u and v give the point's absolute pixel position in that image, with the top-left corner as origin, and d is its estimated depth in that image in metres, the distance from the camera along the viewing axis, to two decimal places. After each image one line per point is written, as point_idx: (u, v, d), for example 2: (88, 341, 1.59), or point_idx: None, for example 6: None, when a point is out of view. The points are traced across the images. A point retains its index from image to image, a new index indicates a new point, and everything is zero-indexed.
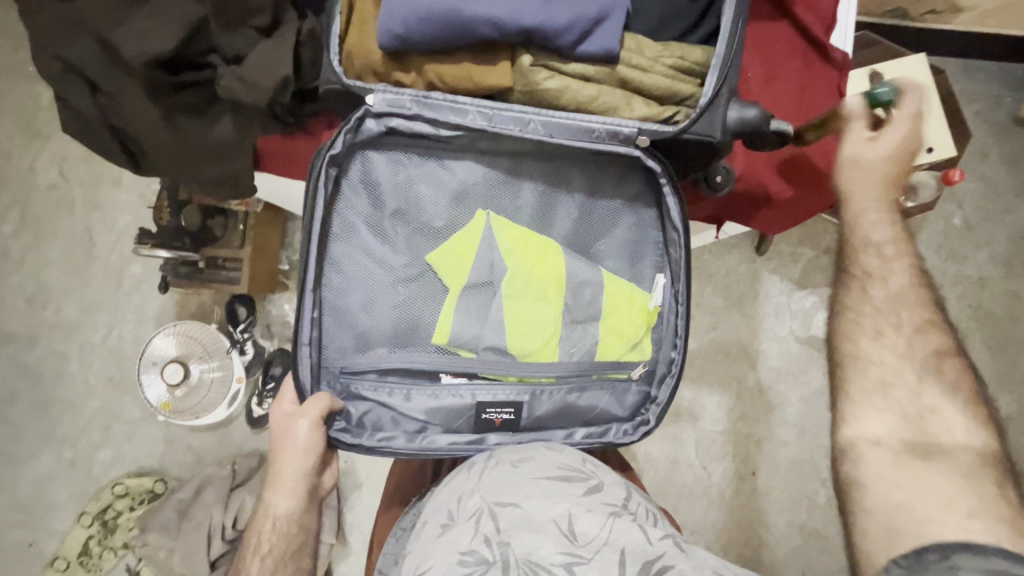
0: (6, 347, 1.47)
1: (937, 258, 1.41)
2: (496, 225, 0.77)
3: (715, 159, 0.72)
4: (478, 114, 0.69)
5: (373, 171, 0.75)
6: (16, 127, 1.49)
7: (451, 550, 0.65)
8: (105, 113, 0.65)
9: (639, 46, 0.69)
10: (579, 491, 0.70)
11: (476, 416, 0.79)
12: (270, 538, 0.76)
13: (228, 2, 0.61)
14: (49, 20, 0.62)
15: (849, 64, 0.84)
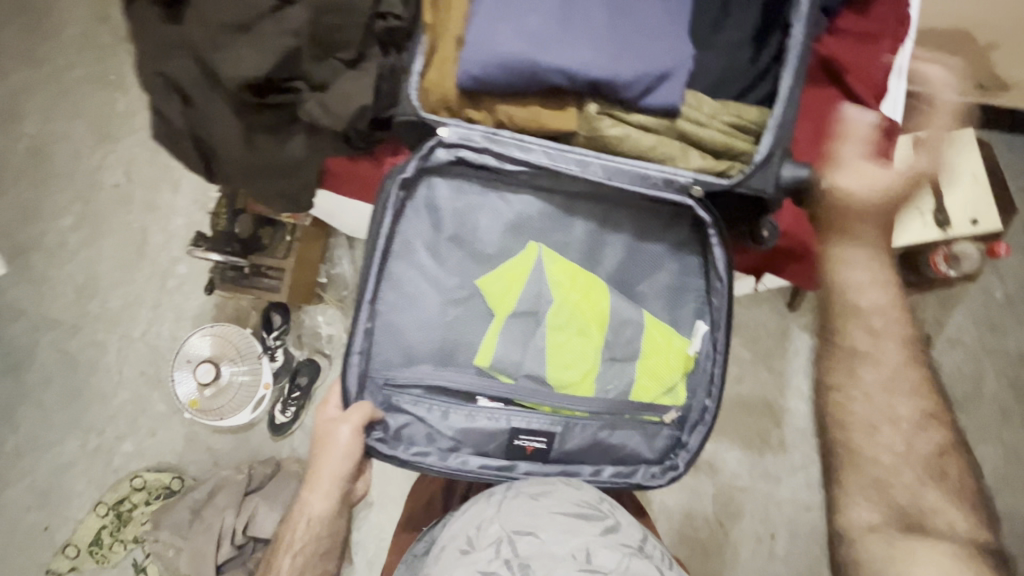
0: (49, 332, 1.53)
1: (976, 330, 1.38)
2: (547, 258, 0.78)
3: (761, 212, 0.76)
4: (542, 153, 0.72)
5: (436, 197, 0.78)
6: (90, 128, 1.59)
7: (469, 568, 0.68)
8: (191, 125, 0.69)
9: (697, 104, 0.75)
10: (598, 530, 0.71)
11: (509, 443, 0.80)
12: (305, 533, 0.79)
13: (323, 34, 0.67)
14: (157, 38, 0.67)
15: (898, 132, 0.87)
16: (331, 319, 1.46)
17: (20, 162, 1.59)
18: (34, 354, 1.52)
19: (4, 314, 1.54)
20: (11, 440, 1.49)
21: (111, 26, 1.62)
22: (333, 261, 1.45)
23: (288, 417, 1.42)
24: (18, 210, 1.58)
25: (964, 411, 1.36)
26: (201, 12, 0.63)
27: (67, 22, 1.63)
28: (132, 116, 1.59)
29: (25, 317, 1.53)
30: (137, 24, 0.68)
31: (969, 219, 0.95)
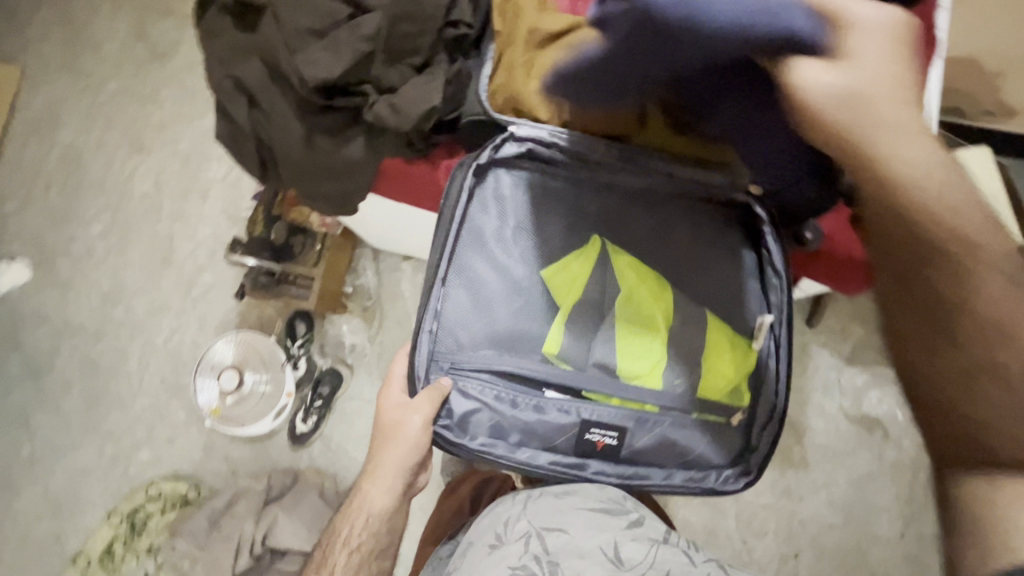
0: (73, 338, 1.54)
1: None
2: (610, 253, 0.84)
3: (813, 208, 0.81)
4: (604, 152, 0.80)
5: (504, 191, 0.83)
6: (124, 139, 1.63)
7: (502, 565, 0.76)
8: (255, 125, 0.72)
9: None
10: (621, 524, 0.80)
11: (580, 436, 0.82)
12: (362, 529, 0.87)
13: (394, 39, 0.67)
14: (230, 44, 0.70)
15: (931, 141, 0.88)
16: (356, 328, 1.47)
17: (53, 170, 1.63)
18: (56, 359, 1.53)
19: (29, 320, 1.55)
20: (28, 446, 1.49)
21: (148, 42, 1.67)
22: (357, 272, 1.48)
23: (309, 426, 1.41)
24: (48, 217, 1.60)
25: None
26: (280, 18, 0.65)
27: (106, 38, 1.69)
28: (163, 129, 1.63)
29: (48, 322, 1.55)
30: (207, 31, 0.72)
31: None
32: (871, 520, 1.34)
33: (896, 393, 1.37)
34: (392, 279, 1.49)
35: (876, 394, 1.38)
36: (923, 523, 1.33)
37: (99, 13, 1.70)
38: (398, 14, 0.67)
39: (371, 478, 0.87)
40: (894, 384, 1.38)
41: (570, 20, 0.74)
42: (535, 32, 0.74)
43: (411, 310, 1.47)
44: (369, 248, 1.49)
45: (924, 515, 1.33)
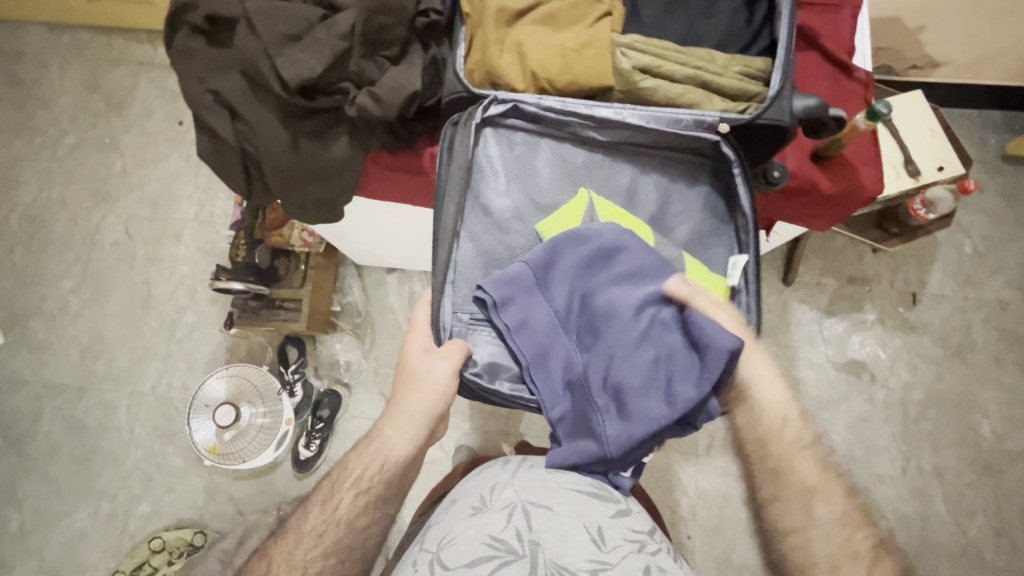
0: (54, 397, 1.48)
1: (956, 284, 1.46)
2: (599, 203, 0.79)
3: (780, 146, 0.76)
4: (583, 107, 0.74)
5: (489, 151, 0.78)
6: (87, 191, 1.61)
7: (481, 531, 0.72)
8: (239, 138, 0.74)
9: (711, 58, 0.76)
10: (611, 511, 0.75)
11: None
12: (374, 468, 0.74)
13: (370, 34, 0.70)
14: (202, 62, 0.73)
15: (873, 82, 0.87)
16: (349, 345, 1.46)
17: (16, 231, 1.59)
18: (39, 424, 1.47)
19: (5, 386, 1.49)
20: (17, 518, 1.42)
21: (102, 92, 1.66)
22: (343, 290, 1.48)
23: (312, 451, 1.39)
24: (15, 279, 1.56)
25: (962, 359, 1.42)
26: (257, 27, 0.68)
27: (58, 93, 1.67)
28: (128, 175, 1.61)
29: (26, 386, 1.49)
30: (178, 51, 0.73)
31: (937, 167, 1.06)
32: (874, 462, 1.37)
33: (875, 336, 1.43)
34: (379, 292, 1.49)
35: (859, 338, 1.43)
36: (923, 456, 1.37)
37: (48, 70, 1.69)
38: (373, 8, 0.70)
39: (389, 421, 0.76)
40: (872, 327, 1.44)
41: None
42: (503, 9, 0.74)
43: (402, 320, 1.47)
44: (353, 265, 1.50)
45: (922, 449, 1.37)
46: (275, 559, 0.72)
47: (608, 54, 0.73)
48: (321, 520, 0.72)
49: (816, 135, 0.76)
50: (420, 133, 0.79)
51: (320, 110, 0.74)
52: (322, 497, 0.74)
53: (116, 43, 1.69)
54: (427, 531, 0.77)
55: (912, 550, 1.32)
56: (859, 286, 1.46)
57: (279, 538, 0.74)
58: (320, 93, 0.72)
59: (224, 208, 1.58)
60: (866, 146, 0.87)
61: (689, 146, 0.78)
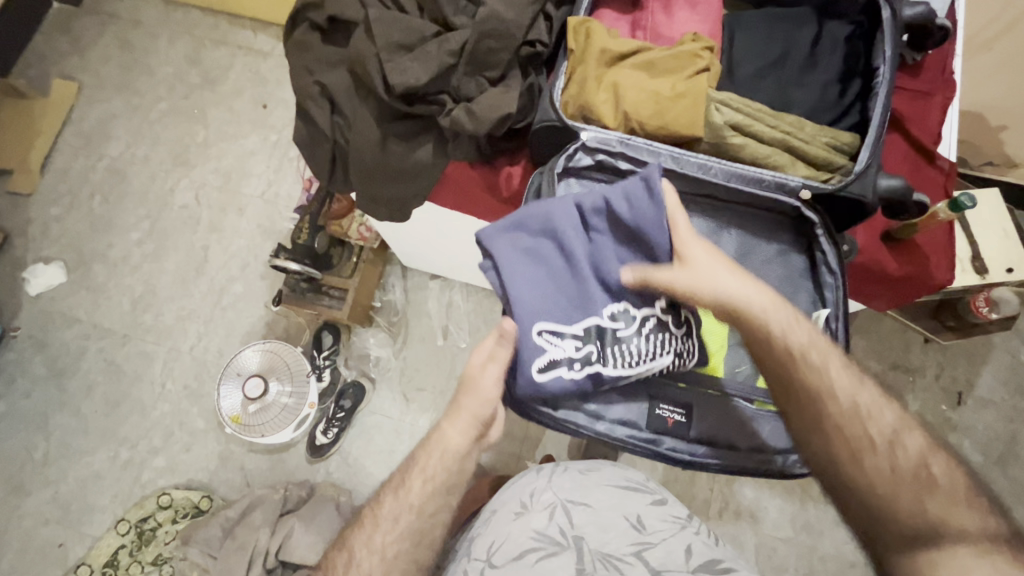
0: (100, 339, 1.56)
1: (1007, 391, 1.40)
2: None
3: (858, 221, 0.77)
4: (669, 157, 0.76)
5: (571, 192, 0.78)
6: (169, 154, 1.71)
7: (527, 532, 0.79)
8: (334, 129, 0.79)
9: (799, 125, 0.78)
10: (645, 501, 0.84)
11: (650, 412, 0.83)
12: (438, 459, 0.75)
13: (477, 54, 0.74)
14: (317, 57, 0.79)
15: (955, 173, 0.87)
16: (382, 341, 1.50)
17: (98, 180, 1.70)
18: (80, 362, 1.54)
19: (58, 321, 1.58)
20: (43, 447, 1.48)
21: (201, 67, 1.78)
22: (386, 287, 1.53)
23: (329, 438, 1.41)
24: (88, 224, 1.66)
25: (1004, 470, 1.35)
26: (374, 33, 0.73)
27: (162, 62, 1.80)
28: (208, 146, 1.71)
29: (77, 325, 1.57)
30: (296, 43, 0.80)
31: (1005, 269, 1.03)
32: None
33: None
34: (418, 296, 1.52)
35: None
36: None
37: (158, 39, 1.82)
38: (483, 30, 0.74)
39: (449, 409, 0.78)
40: None
41: (635, 45, 0.79)
42: (606, 50, 0.78)
43: (436, 326, 1.50)
44: (399, 265, 1.54)
45: None
46: (356, 545, 0.74)
47: (701, 107, 0.76)
48: (398, 507, 0.75)
49: (897, 215, 0.78)
50: (502, 152, 0.83)
51: (415, 116, 0.79)
52: (398, 485, 0.76)
53: (221, 24, 1.82)
54: (472, 538, 0.82)
55: None
56: (902, 374, 1.42)
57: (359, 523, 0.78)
58: (417, 101, 0.76)
59: (289, 191, 1.66)
60: (941, 233, 0.86)
61: (768, 207, 0.78)
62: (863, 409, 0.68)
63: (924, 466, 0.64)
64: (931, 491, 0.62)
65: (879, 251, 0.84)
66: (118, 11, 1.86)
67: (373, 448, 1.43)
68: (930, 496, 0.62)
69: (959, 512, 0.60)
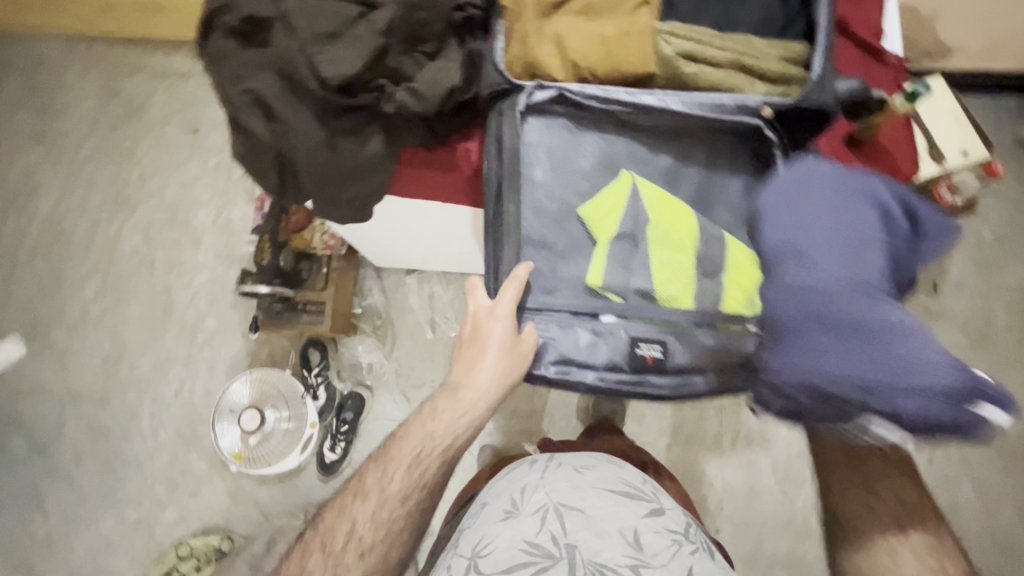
0: (78, 405, 1.48)
1: (976, 271, 1.46)
2: (642, 184, 0.78)
3: (821, 129, 0.77)
4: (626, 96, 0.74)
5: (532, 139, 0.78)
6: (106, 200, 1.62)
7: (516, 536, 0.71)
8: (274, 137, 0.74)
9: (749, 42, 0.77)
10: (643, 511, 0.75)
11: (630, 352, 0.77)
12: (454, 435, 0.74)
13: (408, 29, 0.71)
14: (238, 63, 0.73)
15: (902, 67, 0.88)
16: (371, 346, 1.46)
17: (36, 241, 1.60)
18: (63, 432, 1.47)
19: (29, 395, 1.50)
20: (44, 526, 1.42)
21: (118, 102, 1.67)
22: (363, 292, 1.49)
23: (337, 454, 1.39)
24: (37, 289, 1.56)
25: (985, 345, 1.42)
26: (295, 27, 0.69)
27: (75, 103, 1.68)
28: (145, 183, 1.62)
29: (51, 395, 1.49)
30: (213, 53, 0.74)
31: (960, 151, 1.06)
32: None
33: None
34: (398, 294, 1.49)
35: None
36: (948, 444, 1.37)
37: (65, 80, 1.70)
38: (413, 4, 0.70)
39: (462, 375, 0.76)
40: None
41: None
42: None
43: (422, 321, 1.48)
44: (372, 267, 1.50)
45: (948, 437, 1.37)
46: (356, 510, 0.73)
47: (649, 42, 0.74)
48: (407, 478, 0.73)
49: (857, 116, 0.78)
50: (457, 127, 0.79)
51: (356, 109, 0.74)
52: (405, 454, 0.74)
53: (130, 52, 1.70)
54: (461, 534, 0.76)
55: None
56: None
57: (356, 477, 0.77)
58: (357, 91, 0.72)
59: (241, 213, 1.59)
60: (898, 129, 0.88)
61: (729, 130, 0.79)
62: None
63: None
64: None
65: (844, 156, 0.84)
66: (13, 57, 1.72)
67: None
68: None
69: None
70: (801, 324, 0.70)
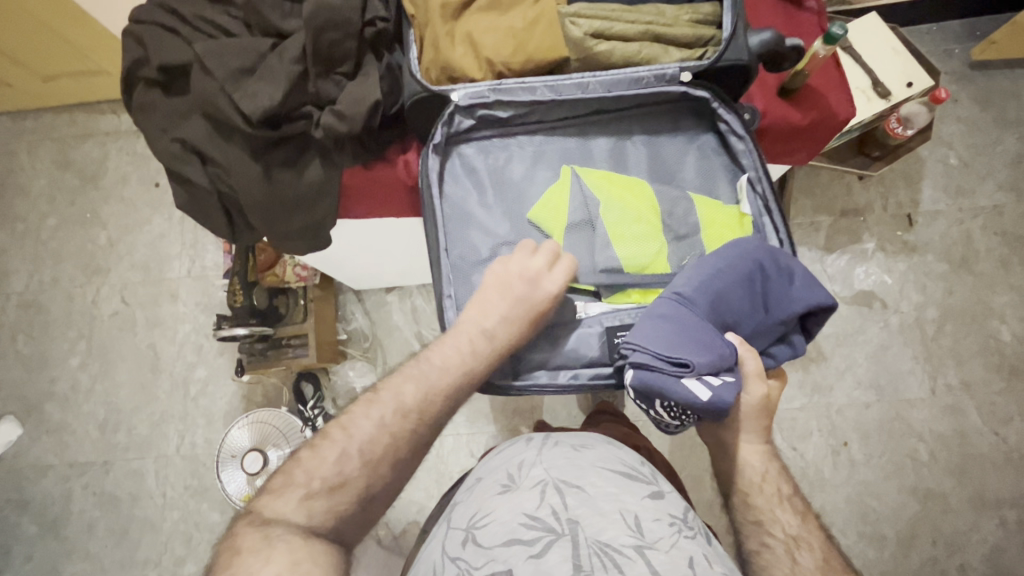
0: (82, 475, 1.48)
1: (948, 197, 1.46)
2: (584, 173, 0.78)
3: (747, 84, 0.77)
4: (544, 89, 0.75)
5: (469, 162, 0.80)
6: (78, 268, 1.61)
7: (517, 509, 0.70)
8: (213, 180, 0.75)
9: (659, 12, 0.77)
10: (643, 493, 0.73)
11: (608, 342, 0.75)
12: (483, 366, 0.72)
13: (321, 53, 0.71)
14: (162, 113, 0.74)
15: (825, 11, 0.89)
16: (362, 370, 1.44)
17: (15, 320, 1.59)
18: (72, 505, 1.47)
19: (32, 474, 1.49)
20: None
21: (75, 169, 1.67)
22: (346, 318, 1.48)
23: None
24: (23, 367, 1.56)
25: (969, 269, 1.42)
26: (209, 68, 0.69)
27: (32, 178, 1.68)
28: (114, 245, 1.62)
29: (54, 470, 1.49)
30: (138, 108, 0.74)
31: (905, 85, 1.06)
32: (900, 388, 1.36)
33: (879, 263, 1.43)
34: (381, 313, 1.49)
35: (863, 269, 1.43)
36: (948, 373, 1.37)
37: (18, 156, 1.70)
38: (319, 25, 0.70)
39: (488, 310, 0.72)
40: (874, 256, 1.44)
41: None
42: (446, 3, 0.74)
43: (410, 336, 1.47)
44: (351, 291, 1.50)
45: (947, 366, 1.37)
46: (384, 431, 0.65)
47: (557, 26, 0.74)
48: (441, 408, 0.69)
49: (777, 68, 0.78)
50: (389, 141, 0.80)
51: (287, 140, 0.75)
52: (436, 380, 0.69)
53: (78, 118, 1.70)
54: (454, 509, 0.76)
55: (954, 465, 1.32)
56: (853, 218, 1.46)
57: (372, 392, 0.69)
58: (284, 121, 0.73)
59: (214, 259, 1.59)
60: (832, 72, 0.87)
61: (657, 101, 0.79)
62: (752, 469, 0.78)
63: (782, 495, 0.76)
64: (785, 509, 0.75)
65: (777, 106, 0.85)
66: None
67: None
68: (787, 510, 0.74)
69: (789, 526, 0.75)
70: (713, 303, 0.71)
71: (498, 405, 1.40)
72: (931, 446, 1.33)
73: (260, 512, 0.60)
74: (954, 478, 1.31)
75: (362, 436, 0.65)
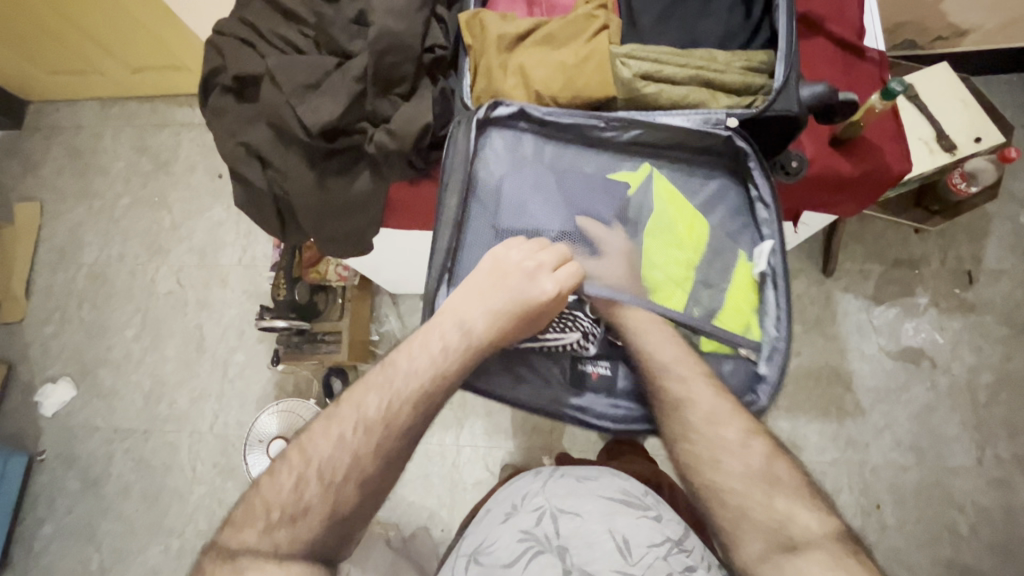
0: (124, 441, 1.58)
1: (1014, 257, 1.37)
2: (658, 180, 0.79)
3: (795, 135, 0.76)
4: (587, 119, 0.76)
5: (495, 151, 0.78)
6: (142, 246, 1.73)
7: (514, 538, 0.71)
8: (271, 182, 0.79)
9: (712, 56, 0.78)
10: (639, 518, 0.72)
11: (574, 367, 0.80)
12: (456, 364, 0.69)
13: (381, 74, 0.75)
14: (230, 117, 0.79)
15: (887, 62, 0.87)
16: None
17: (83, 288, 1.72)
18: (111, 468, 1.57)
19: (81, 433, 1.60)
20: (97, 557, 1.50)
21: (151, 154, 1.80)
22: (380, 319, 1.51)
23: None
24: (84, 333, 1.68)
25: None
26: (278, 81, 0.74)
27: (112, 159, 1.82)
28: (176, 228, 1.73)
29: (99, 432, 1.60)
30: (211, 109, 0.80)
31: (973, 139, 1.02)
32: (942, 453, 1.28)
33: (931, 319, 1.36)
34: (413, 318, 1.51)
35: (912, 325, 1.36)
36: (999, 444, 1.28)
37: (103, 138, 1.84)
38: (381, 49, 0.74)
39: (474, 294, 0.71)
40: (927, 312, 1.37)
41: (530, 24, 0.79)
42: (503, 35, 0.78)
43: None
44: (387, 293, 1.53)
45: (998, 437, 1.28)
46: (345, 451, 0.65)
47: (608, 66, 0.76)
48: (410, 414, 0.67)
49: (829, 120, 0.76)
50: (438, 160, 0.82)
51: (341, 150, 0.79)
52: (400, 388, 0.68)
53: (159, 107, 1.84)
54: (463, 538, 0.77)
55: (997, 543, 1.23)
56: (907, 269, 1.40)
57: (332, 407, 0.68)
58: (340, 135, 0.77)
59: (264, 251, 1.67)
60: (887, 124, 0.85)
61: (701, 144, 0.79)
62: (717, 420, 0.69)
63: (772, 468, 0.66)
64: (776, 493, 0.65)
65: (829, 155, 0.83)
66: (59, 121, 1.88)
67: (408, 476, 1.39)
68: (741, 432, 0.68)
69: (788, 506, 0.65)
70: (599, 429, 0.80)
71: (518, 421, 1.41)
72: (973, 521, 1.24)
73: (226, 545, 0.62)
74: (996, 558, 1.22)
75: (323, 458, 0.65)
